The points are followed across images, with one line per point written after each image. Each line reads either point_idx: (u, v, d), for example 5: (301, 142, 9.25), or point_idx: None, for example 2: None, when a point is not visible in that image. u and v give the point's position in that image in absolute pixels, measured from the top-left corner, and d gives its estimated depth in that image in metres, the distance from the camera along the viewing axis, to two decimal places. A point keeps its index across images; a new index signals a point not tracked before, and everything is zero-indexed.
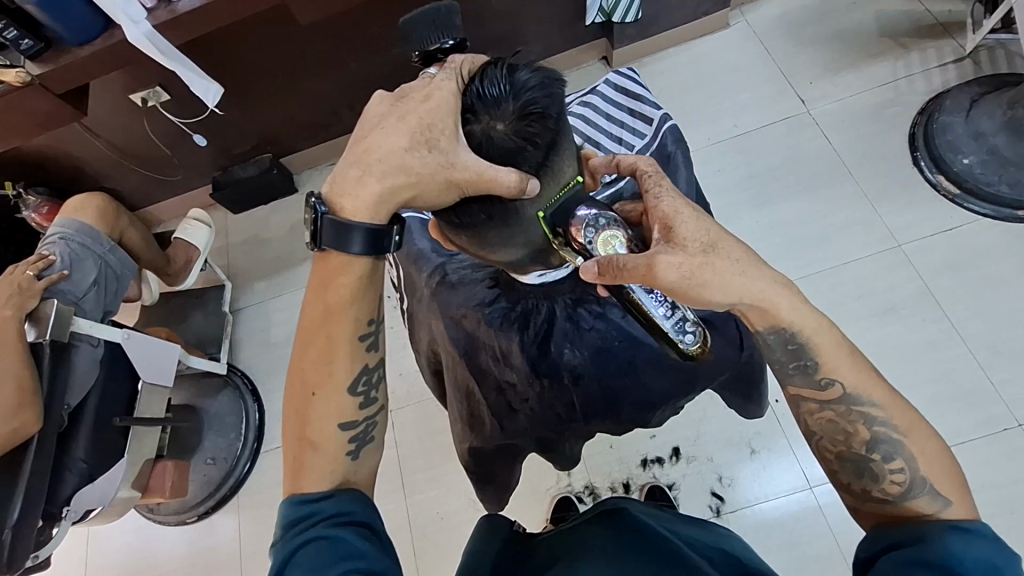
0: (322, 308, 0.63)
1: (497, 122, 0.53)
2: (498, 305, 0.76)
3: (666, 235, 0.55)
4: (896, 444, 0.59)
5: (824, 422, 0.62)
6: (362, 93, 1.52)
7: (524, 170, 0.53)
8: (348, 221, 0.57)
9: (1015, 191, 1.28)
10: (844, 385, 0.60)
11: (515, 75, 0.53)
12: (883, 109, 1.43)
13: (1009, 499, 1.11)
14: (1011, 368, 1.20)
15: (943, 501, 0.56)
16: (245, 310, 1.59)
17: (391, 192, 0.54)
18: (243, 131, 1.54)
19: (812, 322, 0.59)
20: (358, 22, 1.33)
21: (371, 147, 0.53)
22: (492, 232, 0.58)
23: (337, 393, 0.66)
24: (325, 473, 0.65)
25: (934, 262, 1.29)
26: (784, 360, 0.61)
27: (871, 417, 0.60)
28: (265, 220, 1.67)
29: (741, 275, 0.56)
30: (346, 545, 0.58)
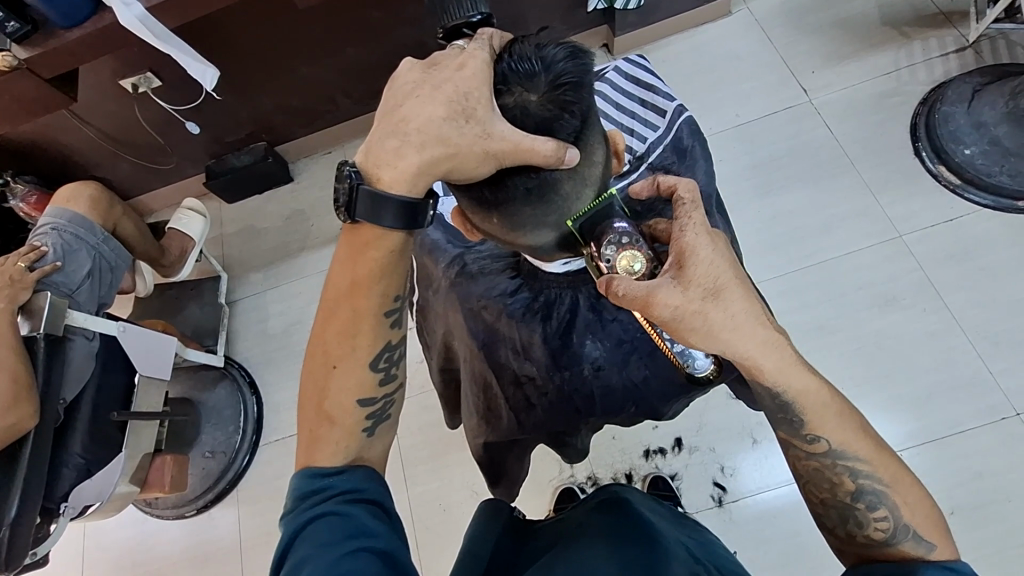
0: (349, 279, 0.62)
1: (531, 94, 0.52)
2: (520, 295, 0.75)
3: (676, 271, 0.53)
4: (880, 495, 0.59)
5: (811, 469, 0.62)
6: (360, 79, 1.48)
7: (561, 138, 0.52)
8: (388, 193, 0.54)
9: (1016, 181, 1.28)
10: (830, 441, 0.60)
11: (544, 50, 0.53)
12: (885, 99, 1.42)
13: (1006, 487, 1.13)
14: (1010, 358, 1.21)
15: (927, 545, 0.58)
16: (242, 301, 1.56)
17: (427, 166, 0.52)
18: (238, 117, 1.50)
19: (798, 382, 0.57)
20: (357, 6, 1.30)
21: (407, 117, 0.52)
22: (529, 214, 0.56)
23: (360, 368, 0.65)
24: (342, 448, 0.64)
25: (935, 252, 1.30)
26: (771, 409, 0.60)
27: (856, 470, 0.60)
28: (261, 210, 1.64)
29: (734, 330, 0.53)
30: (358, 522, 0.58)
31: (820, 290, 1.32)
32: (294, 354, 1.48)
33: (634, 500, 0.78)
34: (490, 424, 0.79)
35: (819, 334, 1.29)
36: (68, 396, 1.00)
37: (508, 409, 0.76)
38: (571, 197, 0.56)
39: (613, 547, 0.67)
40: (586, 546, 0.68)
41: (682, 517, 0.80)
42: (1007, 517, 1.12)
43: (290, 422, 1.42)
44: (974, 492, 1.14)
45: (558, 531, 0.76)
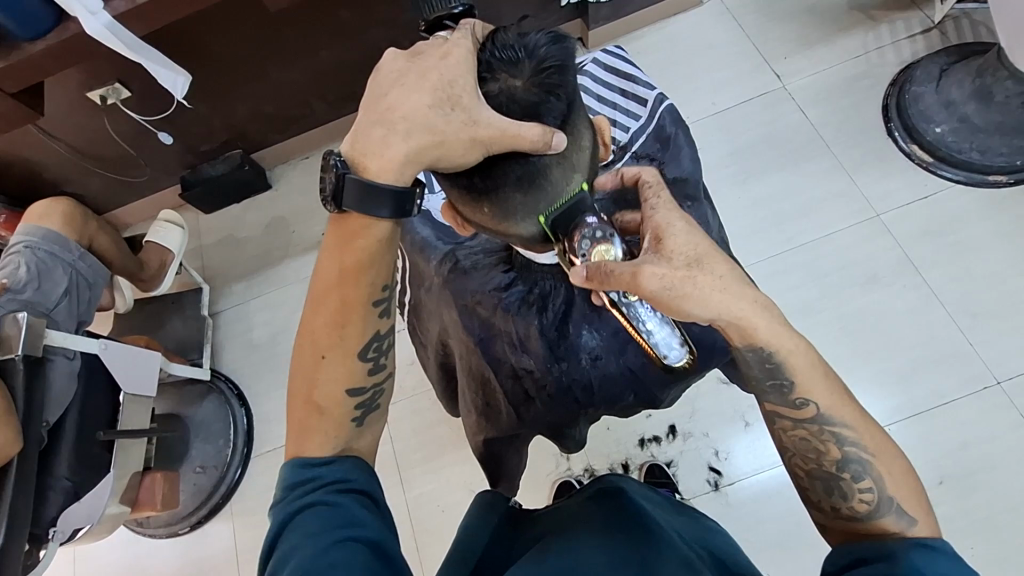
0: (338, 269, 0.61)
1: (515, 80, 0.53)
2: (515, 289, 0.75)
3: (655, 245, 0.55)
4: (865, 464, 0.61)
5: (797, 440, 0.63)
6: (335, 82, 1.47)
7: (549, 122, 0.53)
8: (375, 181, 0.54)
9: (985, 157, 1.31)
10: (819, 406, 0.61)
11: (525, 38, 0.54)
12: (855, 82, 1.45)
13: (990, 455, 1.17)
14: (988, 329, 1.24)
15: (909, 517, 0.59)
16: (225, 312, 1.54)
17: (416, 155, 0.52)
18: (211, 126, 1.47)
19: (789, 345, 0.59)
20: (328, 7, 1.28)
21: (394, 105, 0.51)
22: (521, 203, 0.56)
23: (348, 358, 0.64)
24: (331, 438, 0.63)
25: (912, 228, 1.33)
26: (760, 377, 0.61)
27: (842, 437, 0.61)
28: (240, 218, 1.61)
29: (722, 292, 0.54)
30: (348, 512, 0.57)
31: (801, 272, 1.34)
32: (282, 363, 1.46)
33: (631, 489, 0.77)
34: (489, 420, 0.79)
35: (804, 316, 1.31)
36: (51, 419, 0.98)
37: (507, 404, 0.76)
38: (562, 184, 0.56)
39: (604, 536, 0.67)
40: (578, 532, 0.69)
41: (679, 504, 0.80)
42: (993, 483, 1.15)
43: (282, 432, 1.40)
44: (960, 460, 1.17)
45: (551, 518, 0.76)
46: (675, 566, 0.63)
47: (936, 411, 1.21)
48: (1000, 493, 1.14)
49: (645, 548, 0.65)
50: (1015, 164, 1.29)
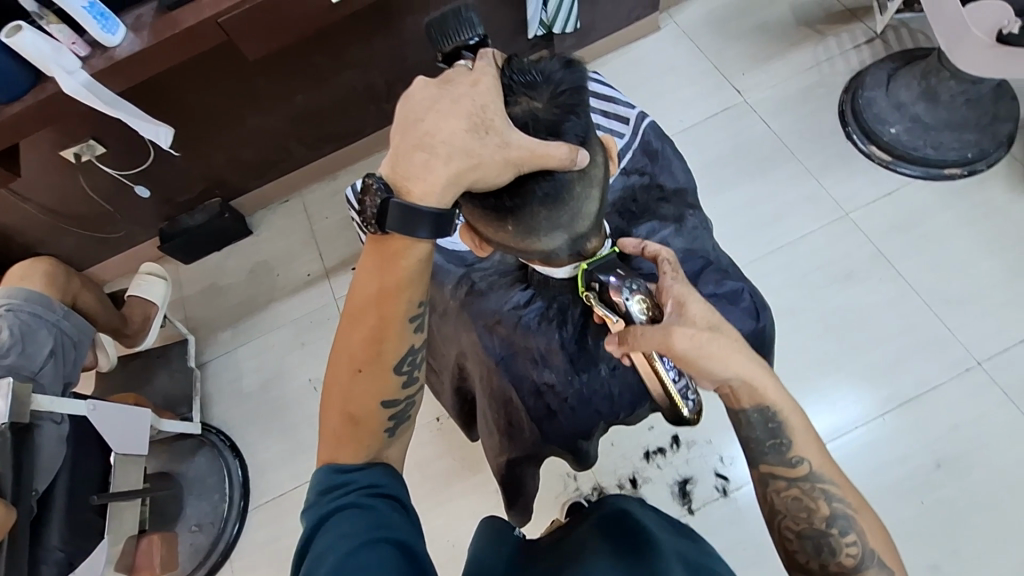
0: (376, 286, 0.62)
1: (536, 102, 0.56)
2: (534, 305, 0.76)
3: (678, 308, 0.58)
4: (850, 520, 0.62)
5: (790, 499, 0.64)
6: (313, 125, 1.49)
7: (570, 139, 0.56)
8: (418, 204, 0.54)
9: (940, 152, 1.38)
10: (811, 464, 0.64)
11: (542, 63, 0.57)
12: (810, 92, 1.53)
13: (981, 434, 1.20)
14: (963, 313, 1.29)
15: (890, 570, 0.61)
16: (212, 362, 1.50)
17: (454, 180, 0.53)
18: (188, 177, 1.47)
19: (790, 410, 0.63)
20: (303, 52, 1.30)
21: (432, 131, 0.52)
22: (545, 215, 0.58)
23: (383, 372, 0.65)
24: (363, 449, 0.64)
25: (881, 224, 1.39)
26: (762, 438, 0.64)
27: (830, 495, 0.63)
28: (223, 266, 1.60)
29: (736, 356, 0.58)
30: (381, 515, 0.58)
31: (783, 275, 1.38)
32: (276, 410, 1.43)
33: (634, 512, 0.77)
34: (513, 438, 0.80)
35: (790, 315, 1.35)
36: (41, 487, 0.93)
37: (530, 421, 0.77)
38: (581, 197, 0.60)
39: (613, 553, 0.67)
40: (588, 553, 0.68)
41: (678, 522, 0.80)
42: (989, 463, 1.18)
43: (280, 481, 1.36)
44: (955, 444, 1.21)
45: (558, 545, 0.76)
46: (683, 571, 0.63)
47: (924, 397, 1.25)
48: (994, 470, 1.18)
49: (647, 557, 0.66)
50: (968, 158, 1.37)
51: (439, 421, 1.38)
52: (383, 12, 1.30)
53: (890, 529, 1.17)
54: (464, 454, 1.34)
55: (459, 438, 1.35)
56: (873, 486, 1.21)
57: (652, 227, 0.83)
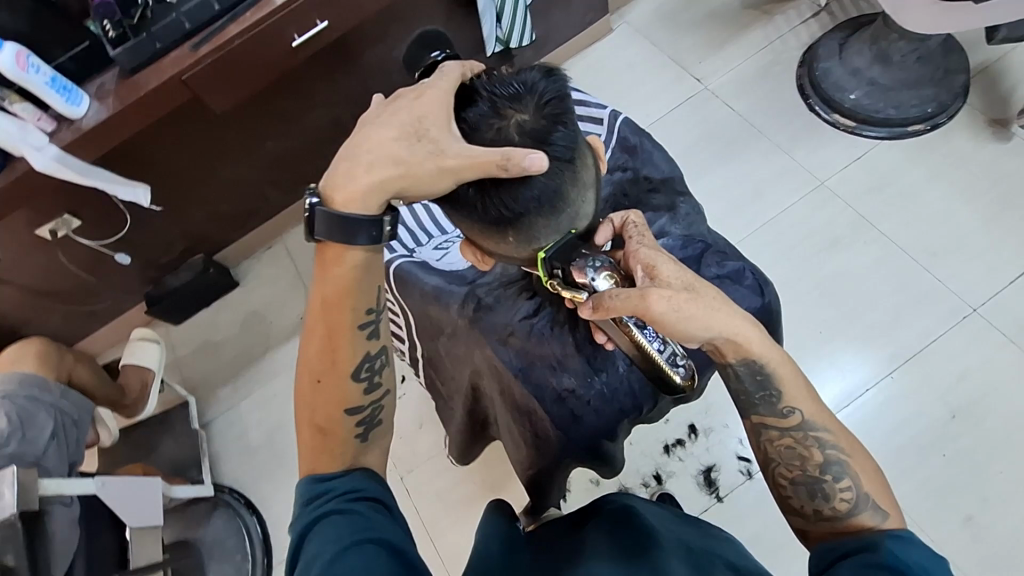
0: (323, 298, 0.68)
1: (523, 115, 0.61)
2: (543, 313, 0.77)
3: (649, 276, 0.58)
4: (844, 465, 0.65)
5: (783, 449, 0.67)
6: (286, 169, 1.48)
7: (558, 145, 0.61)
8: (343, 211, 0.61)
9: (901, 111, 1.42)
10: (802, 414, 0.66)
11: (525, 78, 0.63)
12: (768, 70, 1.57)
13: (986, 379, 1.23)
14: (950, 262, 1.32)
15: (884, 514, 0.62)
16: (216, 421, 1.48)
17: (383, 183, 0.59)
18: (167, 238, 1.45)
19: (776, 357, 0.64)
20: (268, 99, 1.30)
21: (361, 143, 0.59)
22: (543, 216, 0.62)
23: (342, 378, 0.72)
24: (337, 454, 0.71)
25: (856, 188, 1.42)
26: (752, 390, 0.65)
27: (823, 442, 0.66)
28: (214, 322, 1.58)
29: (721, 312, 0.59)
30: (362, 516, 0.63)
31: (771, 250, 1.40)
32: (288, 460, 1.41)
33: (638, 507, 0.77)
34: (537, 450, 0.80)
35: (784, 289, 1.37)
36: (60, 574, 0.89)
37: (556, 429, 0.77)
38: (576, 199, 0.64)
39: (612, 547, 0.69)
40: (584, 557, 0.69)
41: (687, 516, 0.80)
42: (998, 405, 1.20)
43: None
44: (964, 391, 1.23)
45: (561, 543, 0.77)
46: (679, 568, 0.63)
47: (927, 350, 1.27)
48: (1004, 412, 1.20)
49: (646, 558, 0.66)
50: (928, 112, 1.41)
51: None
52: (341, 49, 1.31)
53: (914, 484, 1.18)
54: (484, 476, 1.32)
55: (477, 460, 1.34)
56: (892, 445, 1.22)
57: (649, 217, 0.85)
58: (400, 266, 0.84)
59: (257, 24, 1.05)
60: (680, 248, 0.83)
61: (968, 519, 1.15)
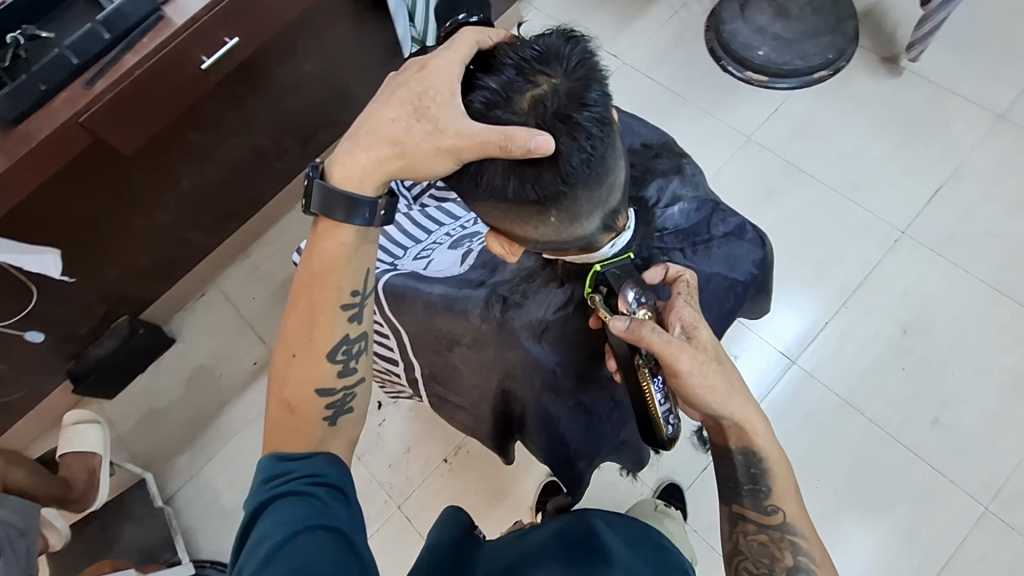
0: (308, 271, 0.65)
1: (554, 79, 0.58)
2: (573, 303, 0.76)
3: (688, 333, 0.62)
4: (811, 573, 0.65)
5: (756, 544, 0.68)
6: (208, 208, 1.36)
7: (595, 106, 0.58)
8: (340, 188, 0.60)
9: (806, 61, 1.50)
10: (785, 514, 0.67)
11: (548, 40, 0.59)
12: (678, 39, 1.62)
13: (924, 295, 1.34)
14: (873, 194, 1.42)
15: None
16: (180, 494, 1.35)
17: (379, 164, 0.59)
18: (84, 306, 1.28)
19: (773, 456, 0.67)
20: (177, 134, 1.18)
21: (362, 120, 0.59)
22: (578, 193, 0.60)
23: (317, 360, 0.67)
24: (303, 437, 0.65)
25: (780, 138, 1.49)
26: (743, 480, 0.67)
27: (797, 547, 0.66)
28: (154, 386, 1.43)
29: (731, 393, 0.63)
30: (319, 504, 0.58)
31: None
32: None
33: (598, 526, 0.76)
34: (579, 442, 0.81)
35: None
36: None
37: (597, 418, 0.79)
38: (613, 169, 0.62)
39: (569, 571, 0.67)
40: None
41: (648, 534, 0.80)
42: (939, 316, 1.32)
43: None
44: (908, 309, 1.33)
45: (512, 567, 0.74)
46: None
47: (871, 277, 1.36)
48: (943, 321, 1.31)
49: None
50: (830, 59, 1.50)
51: (448, 462, 1.31)
52: (251, 70, 1.21)
53: (884, 402, 1.27)
54: (485, 485, 1.29)
55: (474, 471, 1.29)
56: (858, 370, 1.31)
57: (661, 184, 0.82)
58: (400, 281, 0.84)
59: (158, 51, 0.95)
60: (693, 213, 0.82)
61: (935, 421, 1.25)
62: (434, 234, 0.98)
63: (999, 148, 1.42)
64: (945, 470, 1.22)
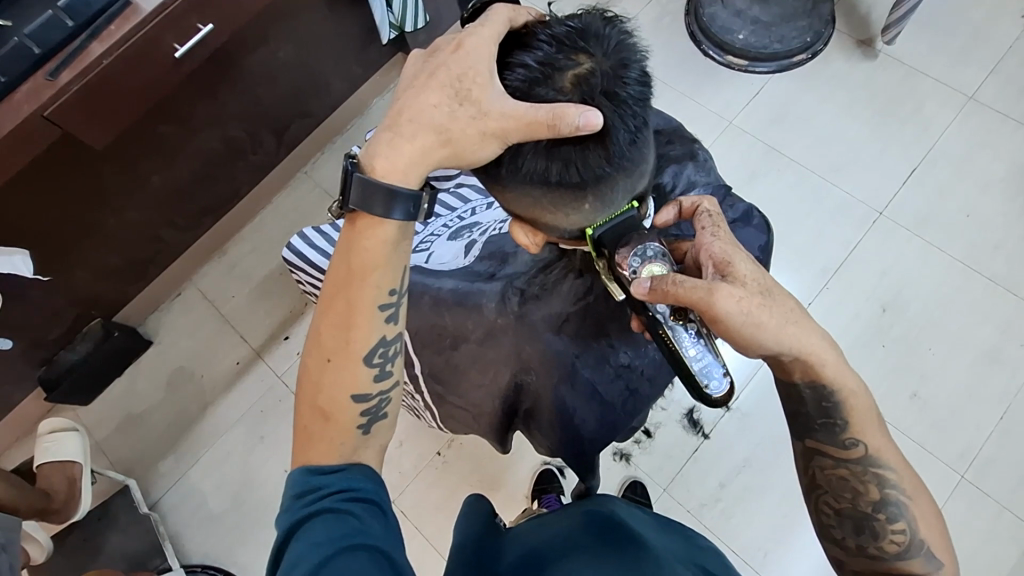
0: (346, 268, 0.62)
1: (594, 57, 0.58)
2: (591, 292, 0.77)
3: (721, 273, 0.59)
4: (902, 506, 0.64)
5: (836, 479, 0.66)
6: (183, 203, 1.30)
7: (632, 86, 0.59)
8: (384, 181, 0.58)
9: (785, 44, 1.52)
10: (866, 446, 0.65)
11: (585, 20, 0.60)
12: (658, 22, 1.61)
13: (903, 272, 1.37)
14: (850, 176, 1.45)
15: (934, 560, 0.63)
16: (166, 498, 1.31)
17: (424, 154, 0.58)
18: (55, 309, 1.22)
19: (849, 387, 0.64)
20: (148, 126, 1.12)
21: (402, 110, 0.58)
22: (617, 176, 0.60)
23: (353, 363, 0.64)
24: (336, 446, 0.62)
25: (760, 121, 1.51)
26: (814, 413, 0.65)
27: (885, 480, 0.64)
28: (132, 390, 1.39)
29: (796, 325, 0.60)
30: (354, 520, 0.56)
31: None
32: (262, 518, 1.28)
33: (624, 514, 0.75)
34: (592, 435, 0.80)
35: None
36: None
37: (612, 408, 0.78)
38: (647, 150, 0.63)
39: (604, 552, 0.66)
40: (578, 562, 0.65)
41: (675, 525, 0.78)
42: (917, 293, 1.36)
43: None
44: (887, 287, 1.37)
45: (537, 552, 0.72)
46: None
47: (853, 256, 1.39)
48: (920, 298, 1.35)
49: (637, 557, 0.63)
50: (808, 42, 1.52)
51: (442, 455, 1.30)
52: (224, 57, 1.15)
53: (865, 378, 1.31)
54: (481, 474, 1.28)
55: (469, 463, 1.29)
56: (841, 347, 1.34)
57: (676, 170, 0.83)
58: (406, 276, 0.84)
59: (128, 38, 0.90)
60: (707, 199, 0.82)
61: (914, 395, 1.29)
62: (432, 226, 0.97)
63: (969, 129, 1.45)
64: (923, 442, 1.26)
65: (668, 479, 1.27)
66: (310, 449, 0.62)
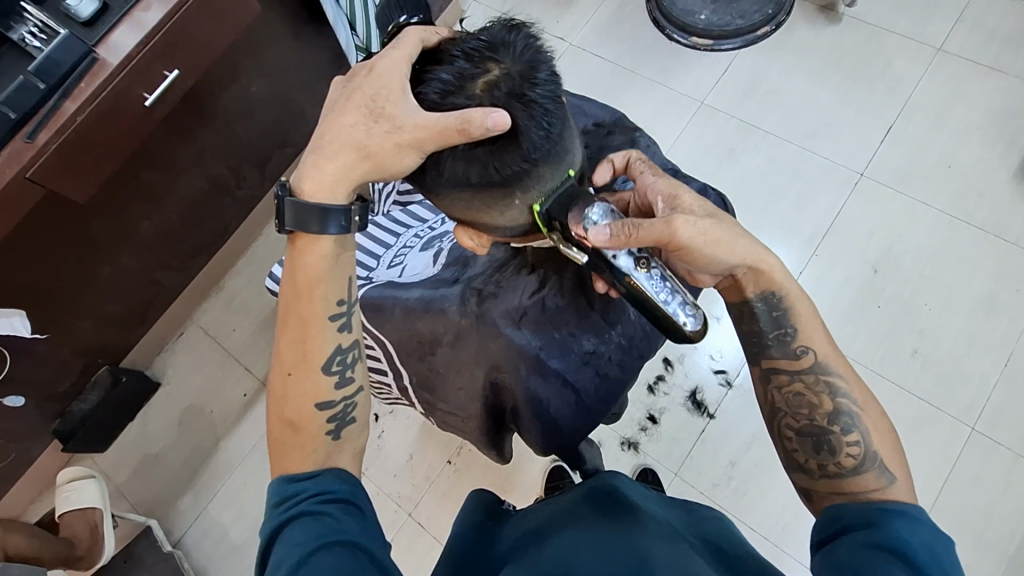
0: (292, 285, 0.65)
1: (501, 64, 0.60)
2: (546, 291, 0.80)
3: (673, 204, 0.67)
4: (854, 417, 0.67)
5: (792, 394, 0.70)
6: (171, 246, 1.33)
7: (544, 85, 0.61)
8: (313, 202, 0.61)
9: (747, 19, 1.52)
10: (816, 354, 0.70)
11: (492, 31, 0.62)
12: (620, 14, 1.63)
13: (891, 231, 1.37)
14: (828, 142, 1.45)
15: (889, 476, 0.63)
16: (189, 533, 1.34)
17: (347, 170, 0.60)
18: (60, 363, 1.25)
19: (794, 292, 0.70)
20: (128, 175, 1.15)
21: (324, 132, 0.60)
22: (540, 171, 0.62)
23: (312, 374, 0.66)
24: (309, 451, 0.64)
25: (732, 98, 1.51)
26: (767, 327, 0.71)
27: (835, 389, 0.68)
28: (145, 432, 1.42)
29: None
30: (330, 520, 0.58)
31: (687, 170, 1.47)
32: None
33: (625, 488, 0.75)
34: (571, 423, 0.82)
35: None
36: None
37: (585, 395, 0.80)
38: (570, 145, 0.64)
39: (594, 530, 0.66)
40: (572, 540, 0.66)
41: (676, 500, 0.77)
42: (908, 250, 1.35)
43: None
44: (877, 247, 1.37)
45: (535, 530, 0.73)
46: (665, 555, 0.59)
47: (838, 220, 1.39)
48: (910, 256, 1.35)
49: (629, 532, 0.64)
50: (770, 14, 1.51)
51: (452, 463, 1.31)
52: (194, 101, 1.18)
53: (862, 343, 1.31)
54: (493, 477, 1.30)
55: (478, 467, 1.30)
56: (835, 312, 1.34)
57: None
58: (378, 291, 0.86)
59: (95, 96, 0.92)
60: None
61: (916, 351, 1.29)
62: (403, 236, 0.98)
63: (941, 80, 1.45)
64: (931, 398, 1.26)
65: (678, 464, 1.28)
66: (296, 464, 0.64)
